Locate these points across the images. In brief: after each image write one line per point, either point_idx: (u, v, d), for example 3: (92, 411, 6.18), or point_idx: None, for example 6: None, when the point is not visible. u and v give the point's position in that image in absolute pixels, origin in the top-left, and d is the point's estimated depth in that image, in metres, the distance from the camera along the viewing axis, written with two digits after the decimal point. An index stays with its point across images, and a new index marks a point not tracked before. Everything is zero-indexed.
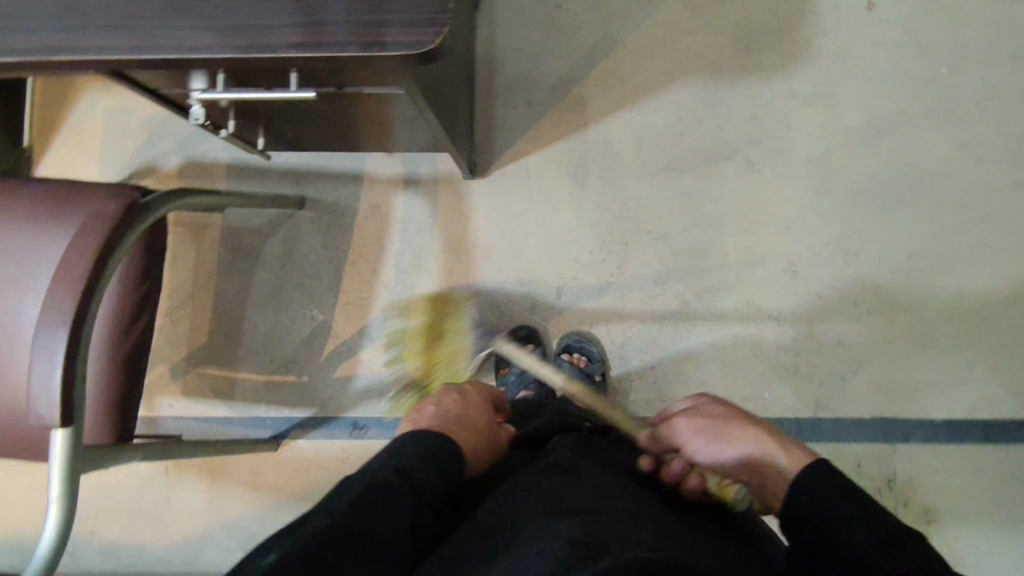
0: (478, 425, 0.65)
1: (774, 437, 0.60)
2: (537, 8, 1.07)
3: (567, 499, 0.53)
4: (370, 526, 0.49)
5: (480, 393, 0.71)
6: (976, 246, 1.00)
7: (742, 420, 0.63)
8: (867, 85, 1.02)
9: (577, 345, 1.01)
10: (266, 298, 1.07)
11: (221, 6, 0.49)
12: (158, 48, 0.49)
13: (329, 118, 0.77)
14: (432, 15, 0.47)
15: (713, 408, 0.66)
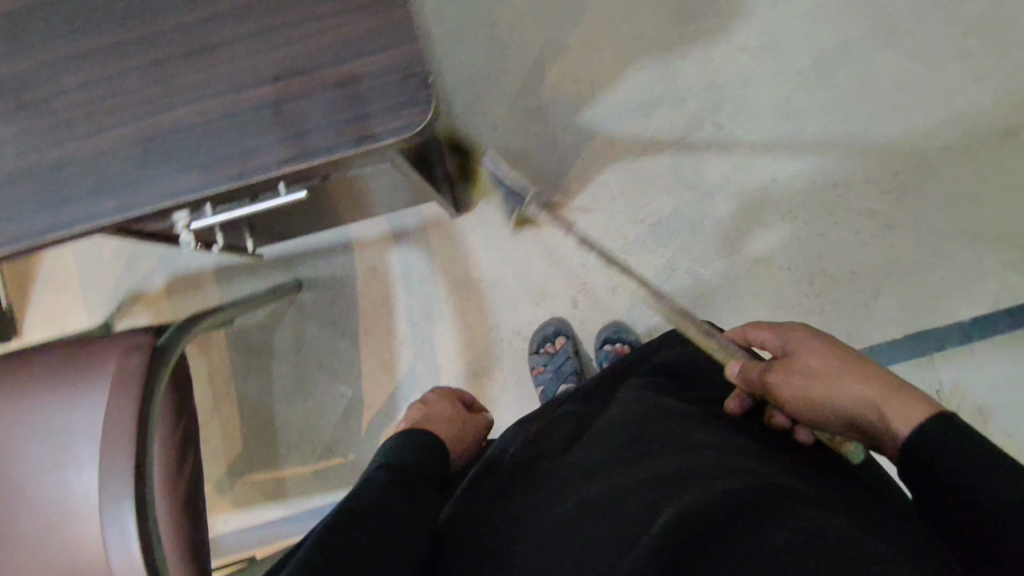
0: (448, 414, 0.81)
1: (882, 392, 0.51)
2: (475, 34, 1.07)
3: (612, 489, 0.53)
4: (373, 525, 0.55)
5: (445, 393, 0.89)
6: (955, 146, 1.01)
7: (838, 365, 0.55)
8: (810, 22, 1.04)
9: (617, 335, 1.01)
10: (291, 389, 1.05)
11: (198, 141, 0.47)
12: (156, 200, 0.47)
13: (317, 204, 0.76)
14: (412, 91, 0.46)
15: (810, 349, 0.57)
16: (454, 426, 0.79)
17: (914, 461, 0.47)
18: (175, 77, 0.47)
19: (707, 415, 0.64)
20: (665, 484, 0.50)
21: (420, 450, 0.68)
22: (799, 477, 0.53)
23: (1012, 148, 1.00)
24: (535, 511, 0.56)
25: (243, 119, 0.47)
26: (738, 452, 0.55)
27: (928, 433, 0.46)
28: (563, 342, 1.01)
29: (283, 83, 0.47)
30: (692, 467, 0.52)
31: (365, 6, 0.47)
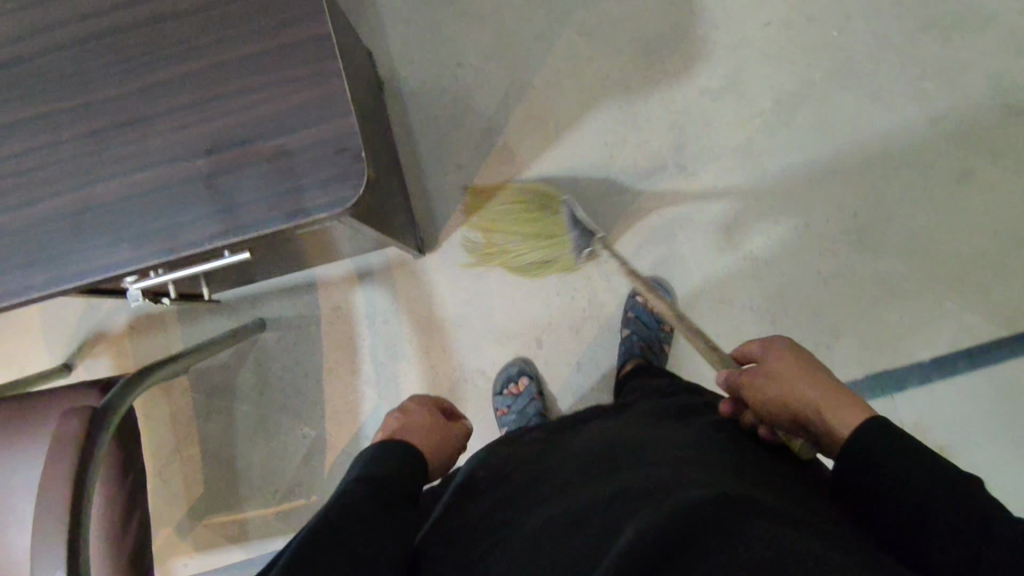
0: (426, 425, 0.75)
1: (831, 397, 0.54)
2: (440, 73, 1.07)
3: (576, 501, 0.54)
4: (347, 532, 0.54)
5: (423, 412, 0.77)
6: (910, 190, 1.03)
7: (801, 368, 0.57)
8: (770, 64, 1.05)
9: (653, 291, 1.04)
10: (253, 430, 1.04)
11: (129, 213, 0.47)
12: (86, 274, 0.47)
13: (273, 255, 0.76)
14: (345, 167, 0.47)
15: (775, 353, 0.60)
16: (434, 430, 0.75)
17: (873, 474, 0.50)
18: (107, 149, 0.47)
19: (677, 428, 0.65)
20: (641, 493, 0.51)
21: (402, 464, 0.64)
22: (768, 488, 0.53)
23: (966, 192, 1.02)
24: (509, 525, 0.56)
25: (176, 192, 0.47)
26: (712, 464, 0.55)
27: (871, 439, 0.50)
28: (527, 382, 1.01)
29: (217, 157, 0.47)
30: (666, 478, 0.52)
31: (303, 77, 0.47)
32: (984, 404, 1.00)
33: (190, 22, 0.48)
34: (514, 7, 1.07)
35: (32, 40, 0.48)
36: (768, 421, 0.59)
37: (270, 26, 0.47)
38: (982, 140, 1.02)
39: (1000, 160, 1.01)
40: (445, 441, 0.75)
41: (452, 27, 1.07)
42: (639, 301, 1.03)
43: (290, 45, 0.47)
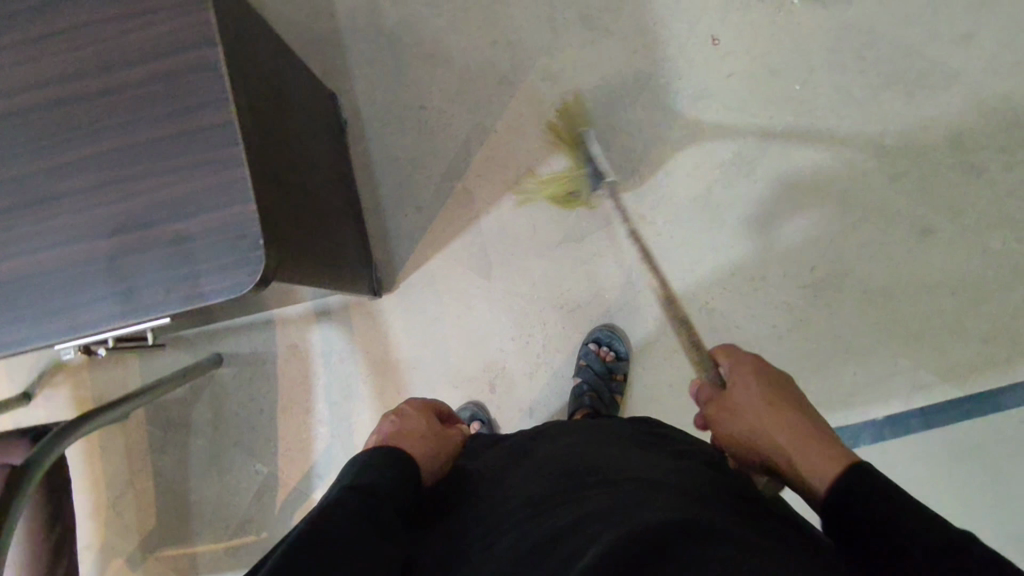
0: (421, 431, 0.73)
1: (810, 436, 0.57)
2: (403, 115, 1.08)
3: (555, 514, 0.56)
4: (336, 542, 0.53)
5: (420, 418, 0.76)
6: (868, 246, 1.02)
7: (771, 403, 0.61)
8: (732, 116, 1.05)
9: (607, 339, 1.03)
10: (207, 464, 1.05)
11: (34, 290, 0.48)
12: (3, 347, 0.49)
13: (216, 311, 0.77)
14: (243, 253, 0.48)
15: (746, 384, 0.65)
16: (430, 438, 0.73)
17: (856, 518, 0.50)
18: (14, 228, 0.48)
19: (651, 452, 0.67)
20: (614, 515, 0.52)
21: (398, 472, 0.64)
22: (739, 511, 0.55)
23: (926, 251, 1.01)
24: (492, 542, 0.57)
25: (84, 271, 0.48)
26: (675, 483, 0.58)
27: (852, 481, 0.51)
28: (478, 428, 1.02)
29: (119, 238, 0.48)
30: (631, 499, 0.54)
31: (206, 163, 0.48)
32: (937, 465, 1.00)
33: (98, 104, 0.49)
34: (478, 51, 1.07)
35: None
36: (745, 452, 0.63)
37: (176, 111, 0.48)
38: (943, 199, 1.01)
39: (960, 220, 1.01)
40: (441, 450, 0.73)
41: (417, 69, 1.08)
42: (591, 349, 1.02)
43: (196, 130, 0.48)
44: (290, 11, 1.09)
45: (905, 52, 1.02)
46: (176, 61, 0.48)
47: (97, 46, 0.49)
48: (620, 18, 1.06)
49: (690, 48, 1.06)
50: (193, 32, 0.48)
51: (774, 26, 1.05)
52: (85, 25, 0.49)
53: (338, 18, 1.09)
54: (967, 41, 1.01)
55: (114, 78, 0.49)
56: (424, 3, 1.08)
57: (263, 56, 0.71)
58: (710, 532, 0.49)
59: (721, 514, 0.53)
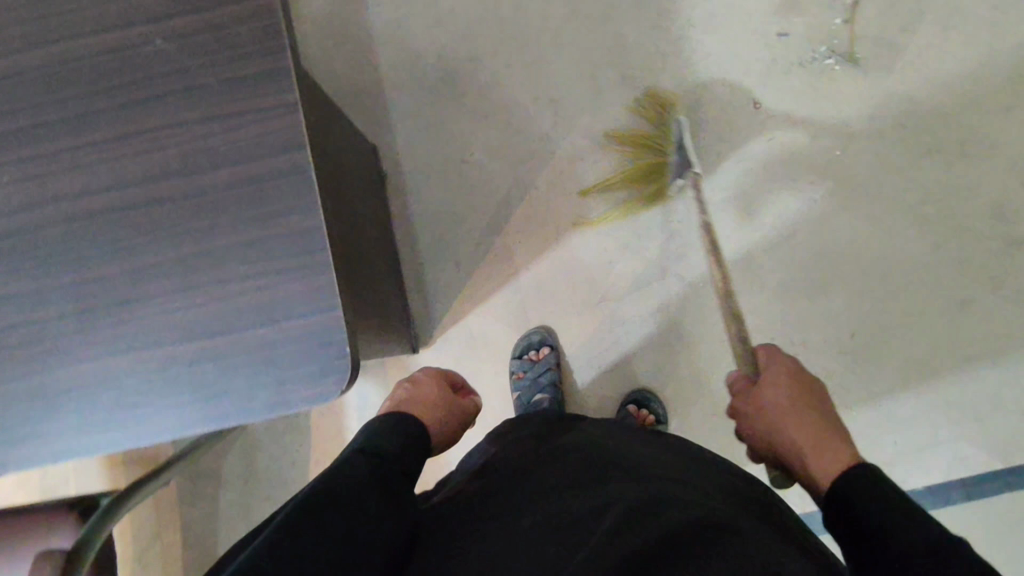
0: (431, 397, 0.76)
1: (825, 439, 0.59)
2: (444, 168, 1.09)
3: (585, 495, 0.57)
4: (342, 506, 0.54)
5: (432, 383, 0.78)
6: (906, 314, 1.03)
7: (792, 404, 0.64)
8: (772, 180, 1.06)
9: (646, 401, 1.02)
10: (235, 518, 1.04)
11: (120, 393, 0.48)
12: (92, 451, 0.49)
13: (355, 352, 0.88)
14: (326, 362, 0.47)
15: (770, 380, 0.67)
16: (439, 403, 0.76)
17: (852, 520, 0.52)
18: (93, 328, 0.48)
19: (647, 448, 0.68)
20: (630, 505, 0.54)
21: (401, 436, 0.64)
22: (737, 510, 0.57)
23: (964, 320, 1.01)
24: (491, 524, 0.56)
25: (164, 373, 0.47)
26: (699, 484, 0.60)
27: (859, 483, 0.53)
28: (547, 351, 1.03)
29: (201, 343, 0.47)
30: (668, 495, 0.56)
31: (293, 268, 0.47)
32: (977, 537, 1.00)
33: (183, 206, 0.48)
34: (521, 108, 1.08)
35: (26, 215, 0.49)
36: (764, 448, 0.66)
37: (263, 214, 0.48)
38: (982, 269, 1.01)
39: (1000, 291, 1.01)
40: (448, 417, 0.76)
41: (458, 124, 1.09)
42: (631, 411, 1.00)
43: (283, 235, 0.48)
44: (334, 64, 1.11)
45: (945, 121, 1.02)
46: (265, 164, 0.48)
47: (184, 145, 0.48)
48: (663, 79, 1.07)
49: (732, 111, 1.06)
50: (284, 137, 0.48)
51: (815, 92, 1.05)
52: (173, 123, 0.49)
53: (381, 71, 1.11)
54: (1009, 112, 1.01)
55: (202, 178, 0.48)
56: (467, 58, 1.09)
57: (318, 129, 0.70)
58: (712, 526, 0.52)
59: (726, 510, 0.56)
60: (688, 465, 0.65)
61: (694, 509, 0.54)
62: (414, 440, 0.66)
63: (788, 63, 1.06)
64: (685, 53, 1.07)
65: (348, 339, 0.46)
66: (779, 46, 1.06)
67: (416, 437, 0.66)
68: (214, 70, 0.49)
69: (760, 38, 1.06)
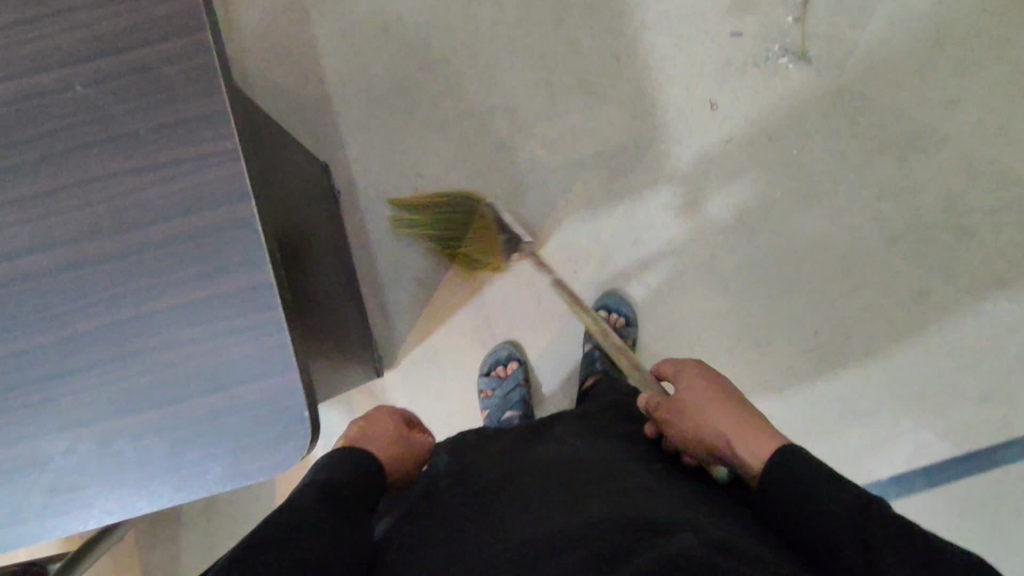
0: (389, 435, 0.73)
1: (748, 422, 0.61)
2: (400, 184, 1.06)
3: (559, 518, 0.54)
4: (291, 541, 0.51)
5: (389, 420, 0.75)
6: (865, 310, 1.05)
7: (711, 398, 0.65)
8: (733, 182, 1.06)
9: (616, 306, 1.06)
10: (197, 563, 1.00)
11: (58, 473, 0.44)
12: (28, 538, 0.45)
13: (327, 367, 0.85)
14: (282, 429, 0.44)
15: (688, 383, 0.68)
16: (398, 444, 0.73)
17: (795, 501, 0.53)
18: (23, 403, 0.44)
19: (628, 460, 0.65)
20: (618, 529, 0.50)
21: (354, 468, 0.63)
22: (730, 526, 0.53)
23: (922, 312, 1.03)
24: (457, 549, 0.55)
25: (109, 452, 0.44)
26: (672, 494, 0.58)
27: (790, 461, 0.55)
28: (515, 366, 1.02)
29: (146, 416, 0.44)
30: (654, 514, 0.52)
31: (242, 330, 0.44)
32: (943, 524, 1.02)
33: (115, 267, 0.44)
34: (476, 117, 1.06)
35: None
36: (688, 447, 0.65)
37: (204, 272, 0.44)
38: (936, 261, 1.03)
39: (955, 280, 1.03)
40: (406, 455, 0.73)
41: (410, 138, 1.06)
42: (602, 315, 1.04)
43: (228, 294, 0.44)
44: (276, 76, 1.06)
45: (897, 117, 1.03)
46: (206, 218, 0.45)
47: (112, 201, 0.44)
48: (618, 83, 1.05)
49: (689, 113, 1.06)
50: (223, 186, 0.45)
51: (770, 90, 1.05)
52: (99, 175, 0.45)
53: (326, 82, 1.06)
54: (956, 105, 1.02)
55: (135, 236, 0.44)
56: (417, 67, 1.06)
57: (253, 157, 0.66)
58: (715, 543, 0.48)
59: (723, 528, 0.52)
60: (669, 480, 0.62)
61: (684, 528, 0.50)
62: (368, 479, 0.64)
63: (742, 64, 1.05)
64: (639, 55, 1.05)
65: (306, 403, 0.44)
66: (732, 46, 1.05)
67: (372, 470, 0.66)
68: (141, 116, 0.45)
69: (713, 38, 1.05)
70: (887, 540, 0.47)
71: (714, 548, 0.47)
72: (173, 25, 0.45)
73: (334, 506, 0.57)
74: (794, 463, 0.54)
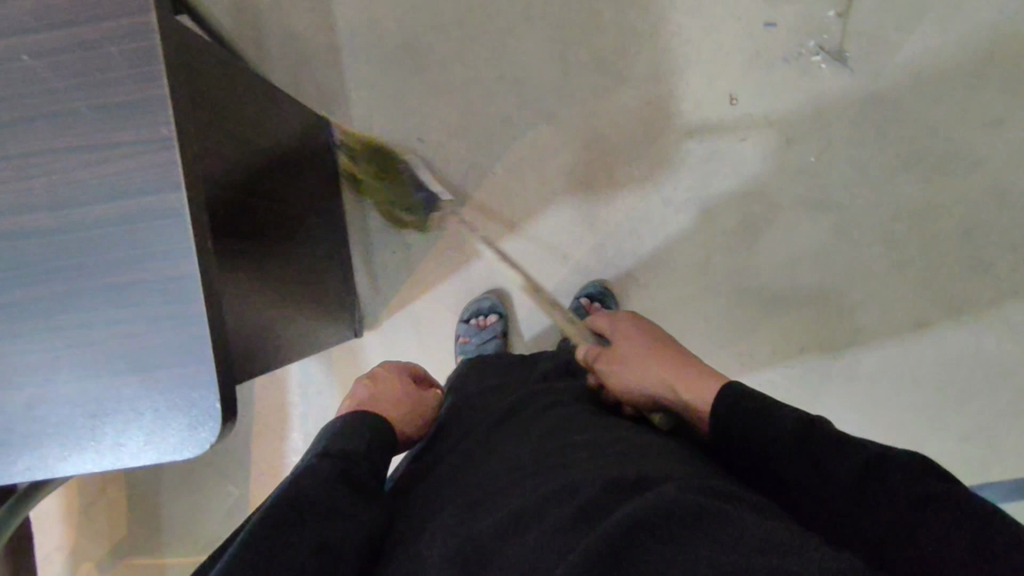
0: (396, 395, 0.73)
1: (692, 369, 0.63)
2: (401, 145, 1.05)
3: (552, 469, 0.54)
4: (308, 512, 0.50)
5: (394, 380, 0.75)
6: (858, 334, 1.01)
7: (652, 350, 0.68)
8: (741, 185, 1.01)
9: (599, 295, 1.04)
10: (184, 479, 1.16)
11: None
12: None
13: (285, 316, 0.78)
14: (197, 412, 0.46)
15: (631, 340, 0.72)
16: (404, 401, 0.73)
17: (761, 453, 0.52)
18: None
19: (623, 423, 0.63)
20: (597, 479, 0.50)
21: (373, 436, 0.62)
22: (737, 484, 0.52)
23: (917, 342, 1.00)
24: (468, 510, 0.54)
25: (38, 413, 0.48)
26: (668, 452, 0.57)
27: (732, 400, 0.55)
28: (494, 319, 1.04)
29: (79, 382, 0.47)
30: (630, 464, 0.52)
31: (164, 317, 0.46)
32: None
33: (54, 240, 0.46)
34: (485, 86, 1.03)
35: None
36: (637, 398, 0.68)
37: (133, 257, 0.46)
38: (942, 293, 0.98)
39: (959, 315, 0.98)
40: (417, 408, 0.74)
41: (415, 99, 1.04)
42: (581, 303, 1.04)
43: (154, 281, 0.46)
44: (288, 22, 1.05)
45: (930, 134, 0.96)
46: (138, 203, 0.45)
47: (53, 176, 0.46)
48: (635, 65, 1.01)
49: (706, 105, 1.01)
50: (153, 176, 0.45)
51: (797, 90, 0.99)
52: (41, 151, 0.46)
53: (337, 34, 1.05)
54: (999, 125, 0.94)
55: (72, 215, 0.46)
56: (430, 27, 1.03)
57: (224, 114, 0.66)
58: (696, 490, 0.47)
59: (719, 480, 0.52)
60: (659, 436, 0.61)
61: (670, 480, 0.50)
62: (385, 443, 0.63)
63: (772, 57, 0.99)
64: (661, 38, 1.00)
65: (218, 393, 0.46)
66: (764, 36, 0.98)
67: (387, 436, 0.64)
68: (83, 94, 0.45)
69: (743, 27, 0.99)
70: (866, 480, 0.45)
71: (696, 494, 0.47)
72: (115, 5, 0.44)
73: (351, 480, 0.55)
74: (735, 399, 0.55)
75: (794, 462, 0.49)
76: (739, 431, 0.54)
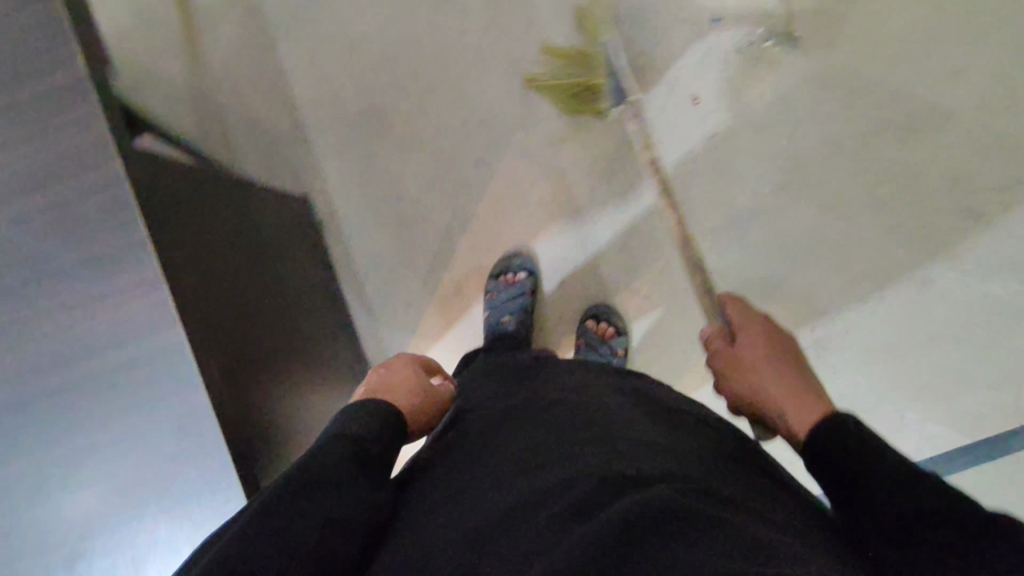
0: (409, 384, 0.65)
1: (804, 394, 0.58)
2: (382, 205, 1.07)
3: (544, 470, 0.53)
4: (308, 501, 0.48)
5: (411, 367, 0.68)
6: (862, 301, 1.02)
7: (773, 360, 0.63)
8: (717, 179, 1.04)
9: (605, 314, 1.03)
10: None
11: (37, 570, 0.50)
12: None
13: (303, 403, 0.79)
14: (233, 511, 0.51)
15: (754, 342, 0.65)
16: (417, 391, 0.65)
17: (832, 465, 0.50)
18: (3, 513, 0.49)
19: (627, 408, 0.63)
20: (586, 483, 0.50)
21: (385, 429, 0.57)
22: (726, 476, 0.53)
23: (924, 300, 0.99)
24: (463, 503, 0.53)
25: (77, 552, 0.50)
26: (667, 443, 0.56)
27: (830, 425, 0.52)
28: (523, 277, 1.03)
29: (110, 517, 0.49)
30: (624, 461, 0.52)
31: (187, 446, 0.48)
32: None
33: (64, 394, 0.47)
34: (450, 133, 1.04)
35: None
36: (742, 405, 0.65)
37: (148, 396, 0.47)
38: (938, 248, 0.97)
39: (958, 268, 0.97)
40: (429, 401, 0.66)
41: (387, 159, 1.06)
42: (588, 325, 1.02)
43: (173, 414, 0.48)
44: (253, 109, 1.08)
45: (895, 94, 0.95)
46: (142, 346, 0.47)
47: (51, 335, 0.46)
48: None
49: (670, 108, 1.04)
50: (152, 317, 0.46)
51: (754, 77, 1.00)
52: (30, 314, 0.46)
53: (300, 111, 1.07)
54: (958, 77, 0.92)
55: (78, 368, 0.47)
56: (387, 86, 1.04)
57: (210, 225, 0.69)
58: (691, 493, 0.48)
59: (712, 481, 0.51)
60: (679, 428, 0.61)
61: (664, 479, 0.50)
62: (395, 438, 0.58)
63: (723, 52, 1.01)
64: None
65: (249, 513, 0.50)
66: (712, 33, 1.00)
67: (397, 430, 0.58)
68: (68, 251, 0.45)
69: (689, 29, 1.01)
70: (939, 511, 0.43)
71: (690, 496, 0.47)
72: (85, 162, 0.45)
73: (362, 463, 0.52)
74: (836, 429, 0.51)
75: (863, 465, 0.49)
76: (818, 444, 0.52)
